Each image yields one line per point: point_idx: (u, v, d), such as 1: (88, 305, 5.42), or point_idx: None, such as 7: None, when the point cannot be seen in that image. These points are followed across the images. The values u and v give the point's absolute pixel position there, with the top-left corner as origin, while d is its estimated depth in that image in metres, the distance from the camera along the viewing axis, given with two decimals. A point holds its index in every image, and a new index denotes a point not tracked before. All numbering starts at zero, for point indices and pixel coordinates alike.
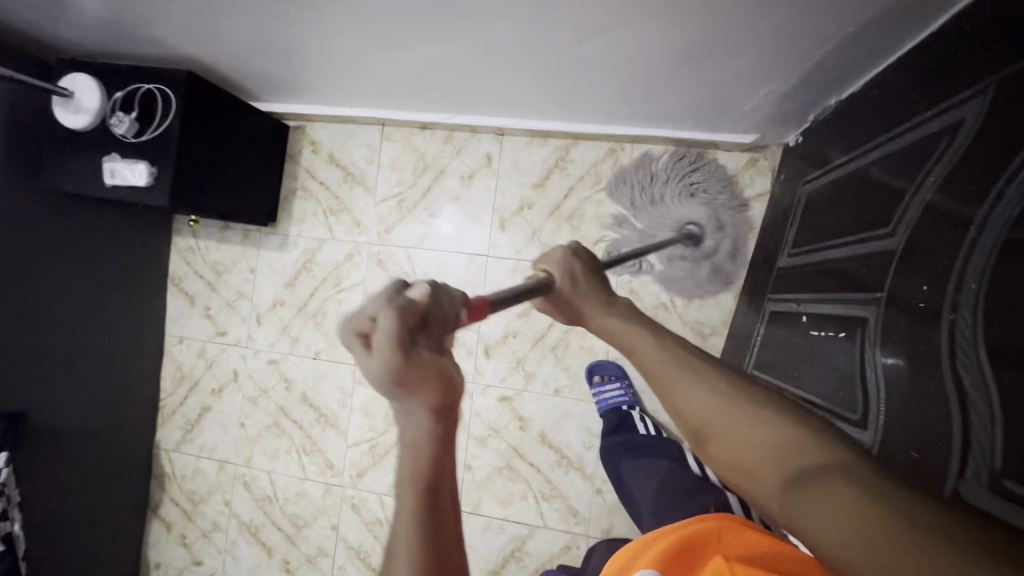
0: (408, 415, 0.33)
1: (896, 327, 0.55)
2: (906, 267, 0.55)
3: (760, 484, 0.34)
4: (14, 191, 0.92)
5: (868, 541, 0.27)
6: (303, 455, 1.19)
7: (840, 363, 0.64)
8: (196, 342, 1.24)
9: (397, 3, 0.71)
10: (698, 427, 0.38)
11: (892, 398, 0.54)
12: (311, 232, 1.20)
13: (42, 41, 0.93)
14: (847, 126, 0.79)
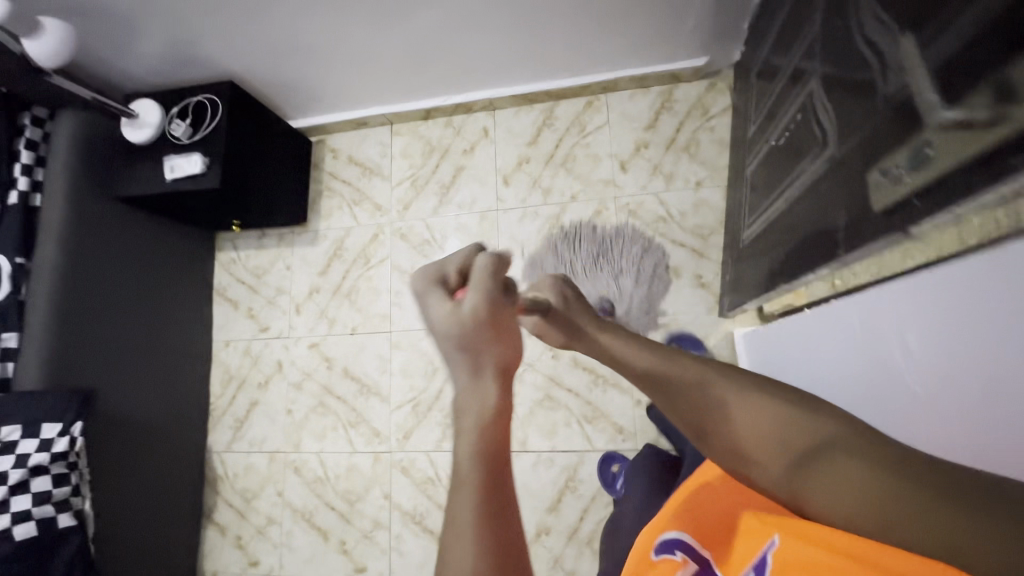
0: (478, 378, 0.36)
1: (827, 64, 0.61)
2: (823, 28, 0.63)
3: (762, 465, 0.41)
4: (91, 199, 1.08)
5: (893, 510, 0.34)
6: (349, 429, 1.23)
7: (800, 141, 0.69)
8: (241, 342, 1.34)
9: None
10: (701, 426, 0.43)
11: (834, 109, 0.58)
12: (338, 223, 1.34)
13: (111, 79, 1.14)
14: (769, 9, 0.91)
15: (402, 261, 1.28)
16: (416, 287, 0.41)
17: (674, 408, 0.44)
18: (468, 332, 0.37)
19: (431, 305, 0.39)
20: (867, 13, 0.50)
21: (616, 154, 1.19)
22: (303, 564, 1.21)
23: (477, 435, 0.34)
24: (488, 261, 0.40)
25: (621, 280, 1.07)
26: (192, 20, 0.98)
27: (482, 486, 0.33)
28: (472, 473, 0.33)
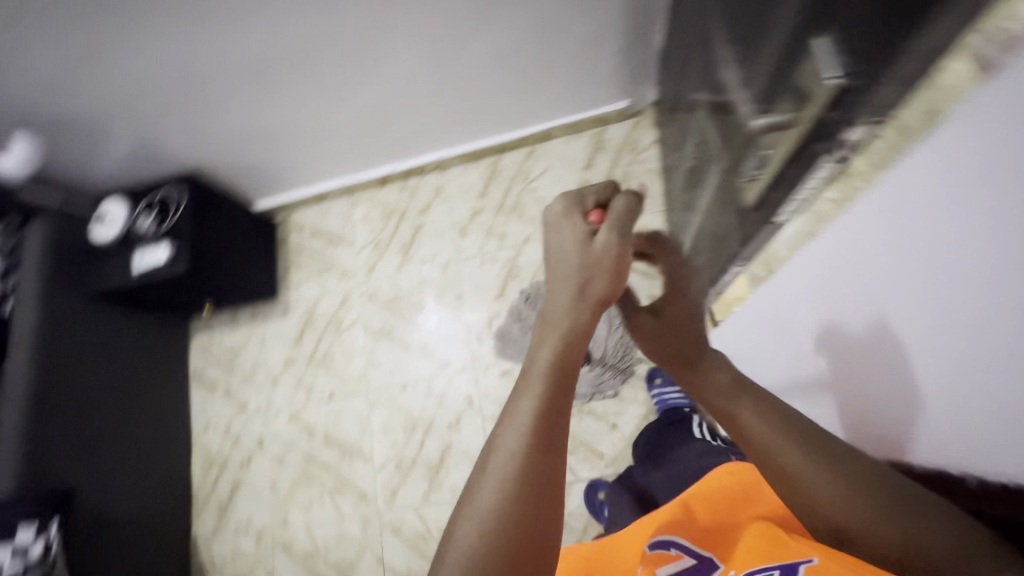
0: (576, 302, 0.44)
1: (707, 92, 0.70)
2: (701, 63, 0.73)
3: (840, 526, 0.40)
4: (64, 299, 1.12)
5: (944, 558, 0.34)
6: (336, 495, 1.22)
7: (702, 160, 0.77)
8: (221, 423, 1.34)
9: (323, 56, 0.97)
10: (761, 443, 0.44)
11: (716, 128, 0.67)
12: (308, 293, 1.38)
13: (81, 185, 1.22)
14: (668, 51, 1.03)
15: (372, 320, 1.32)
16: (556, 206, 0.49)
17: (738, 428, 0.45)
18: (585, 258, 0.45)
19: (563, 226, 0.48)
20: (721, 47, 0.60)
21: (560, 195, 1.28)
22: None
23: (561, 345, 0.43)
24: (626, 202, 0.48)
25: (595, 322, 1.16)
26: (152, 121, 1.06)
27: (539, 413, 0.40)
28: (545, 376, 0.42)
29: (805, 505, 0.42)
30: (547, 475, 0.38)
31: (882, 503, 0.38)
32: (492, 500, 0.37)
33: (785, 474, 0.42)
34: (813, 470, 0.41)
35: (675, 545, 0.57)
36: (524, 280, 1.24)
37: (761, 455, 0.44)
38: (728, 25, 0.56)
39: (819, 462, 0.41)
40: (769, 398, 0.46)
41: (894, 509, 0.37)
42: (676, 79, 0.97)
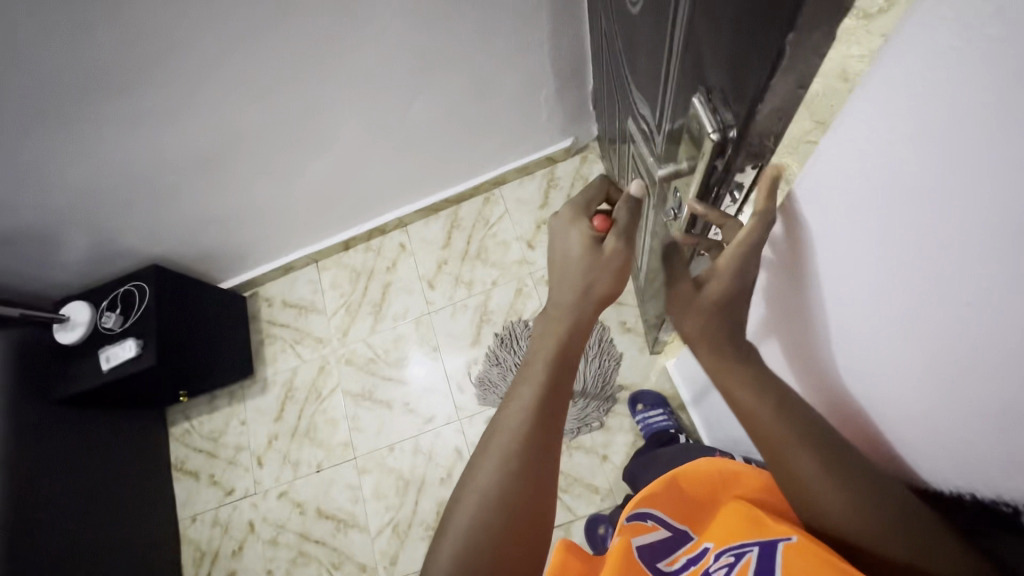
0: (575, 300, 0.50)
1: (633, 134, 0.75)
2: (625, 107, 0.78)
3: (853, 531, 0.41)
4: (30, 410, 1.09)
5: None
6: (334, 572, 1.17)
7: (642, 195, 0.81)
8: (209, 513, 1.30)
9: (268, 135, 1.00)
10: (779, 443, 0.43)
11: (648, 167, 0.71)
12: (284, 367, 1.37)
13: (42, 292, 1.21)
14: (598, 92, 1.09)
15: (352, 385, 1.31)
16: (566, 216, 0.57)
17: (755, 422, 0.45)
18: (590, 263, 0.51)
19: (571, 233, 0.55)
20: (637, 97, 0.64)
21: (521, 236, 1.32)
22: None
23: (562, 338, 0.50)
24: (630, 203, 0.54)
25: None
26: (107, 220, 1.07)
27: (538, 413, 0.45)
28: (543, 367, 0.48)
29: (808, 503, 0.43)
30: (543, 455, 0.44)
31: (896, 522, 0.38)
32: (490, 486, 0.42)
33: (796, 475, 0.43)
34: (832, 477, 0.41)
35: (651, 518, 0.53)
36: (496, 325, 1.26)
37: (772, 451, 0.44)
38: (639, 78, 0.61)
39: (834, 469, 0.41)
40: (784, 390, 0.46)
41: (904, 534, 0.38)
42: (609, 117, 1.02)
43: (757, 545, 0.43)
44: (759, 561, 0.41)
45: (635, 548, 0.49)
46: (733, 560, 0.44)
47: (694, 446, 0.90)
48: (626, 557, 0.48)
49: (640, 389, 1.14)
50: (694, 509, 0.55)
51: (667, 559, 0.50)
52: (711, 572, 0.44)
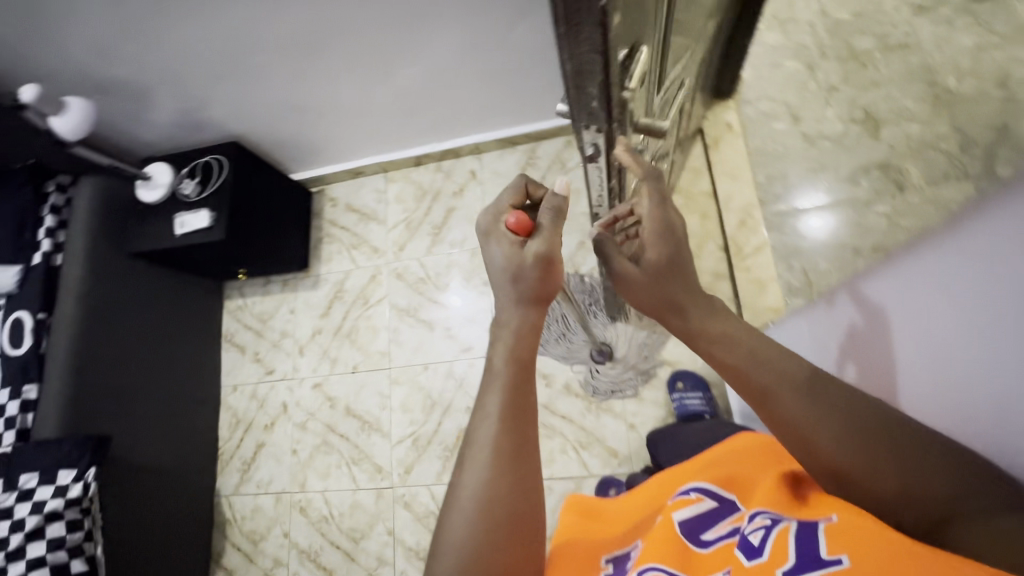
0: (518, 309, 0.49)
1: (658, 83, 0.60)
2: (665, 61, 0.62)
3: (847, 474, 0.41)
4: (108, 257, 1.16)
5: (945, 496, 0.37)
6: (352, 465, 1.25)
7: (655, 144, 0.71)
8: (248, 386, 1.39)
9: (369, 30, 0.96)
10: (765, 387, 0.44)
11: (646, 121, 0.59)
12: (337, 268, 1.40)
13: (129, 147, 1.25)
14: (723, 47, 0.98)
15: (399, 299, 1.34)
16: (482, 223, 0.51)
17: (734, 372, 0.45)
18: (513, 273, 0.48)
19: (491, 246, 0.50)
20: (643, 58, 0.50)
21: None
22: None
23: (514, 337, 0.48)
24: (555, 201, 0.50)
25: (616, 326, 1.14)
26: (200, 86, 1.07)
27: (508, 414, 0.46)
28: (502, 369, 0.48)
29: (801, 447, 0.43)
30: (519, 451, 0.46)
31: (895, 450, 0.39)
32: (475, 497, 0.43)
33: (786, 417, 0.42)
34: (815, 411, 0.42)
35: (694, 492, 0.53)
36: None
37: (755, 394, 0.44)
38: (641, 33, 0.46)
39: (821, 409, 0.41)
40: (756, 335, 0.46)
41: (903, 461, 0.39)
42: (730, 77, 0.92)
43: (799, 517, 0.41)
44: (801, 529, 0.40)
45: (677, 524, 0.49)
46: (769, 523, 0.42)
47: (727, 424, 0.89)
48: (670, 531, 0.48)
49: (681, 368, 1.12)
50: (740, 480, 0.54)
51: (712, 530, 0.48)
52: (744, 533, 0.43)
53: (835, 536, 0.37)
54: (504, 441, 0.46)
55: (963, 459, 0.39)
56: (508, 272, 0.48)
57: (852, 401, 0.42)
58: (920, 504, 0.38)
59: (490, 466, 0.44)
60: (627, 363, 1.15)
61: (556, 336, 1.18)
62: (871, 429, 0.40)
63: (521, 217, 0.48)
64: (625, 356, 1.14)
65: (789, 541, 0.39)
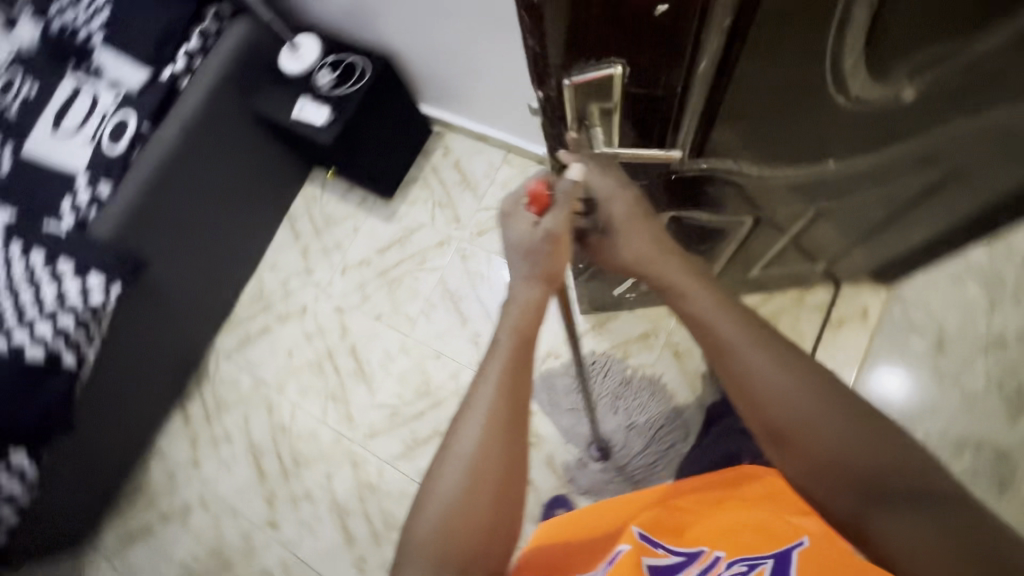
0: (527, 282, 0.55)
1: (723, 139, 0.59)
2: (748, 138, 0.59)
3: (802, 429, 0.50)
4: (228, 101, 1.16)
5: (875, 447, 0.48)
6: (329, 399, 1.27)
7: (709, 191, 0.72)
8: (285, 272, 1.40)
9: None
10: (730, 345, 0.54)
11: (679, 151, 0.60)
12: (415, 215, 1.37)
13: (295, 5, 1.21)
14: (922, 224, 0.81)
15: (451, 279, 1.30)
16: (505, 205, 0.55)
17: (707, 328, 0.55)
18: (528, 249, 0.53)
19: (510, 224, 0.55)
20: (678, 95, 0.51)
21: None
22: (231, 491, 1.25)
23: (518, 311, 0.54)
24: (570, 186, 0.54)
25: (630, 432, 1.08)
26: None
27: (505, 382, 0.51)
28: (507, 344, 0.53)
29: (751, 404, 0.52)
30: (509, 422, 0.50)
31: (831, 405, 0.50)
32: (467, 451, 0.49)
33: (745, 377, 0.52)
34: (770, 369, 0.52)
35: (661, 546, 0.54)
36: (602, 342, 1.15)
37: (720, 352, 0.54)
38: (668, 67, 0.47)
39: (769, 371, 0.52)
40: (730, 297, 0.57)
41: (835, 412, 0.49)
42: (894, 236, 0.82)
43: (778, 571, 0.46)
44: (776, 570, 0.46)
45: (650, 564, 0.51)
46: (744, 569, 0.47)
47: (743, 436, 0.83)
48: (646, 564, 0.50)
49: None
50: (681, 526, 0.57)
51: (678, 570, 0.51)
52: None
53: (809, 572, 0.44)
54: (500, 401, 0.50)
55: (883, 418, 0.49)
56: (524, 248, 0.54)
57: (795, 359, 0.52)
58: (853, 455, 0.48)
59: (490, 420, 0.50)
60: (620, 475, 1.07)
61: (568, 409, 1.12)
62: (811, 387, 0.51)
63: (539, 189, 0.53)
64: (621, 467, 1.07)
65: None
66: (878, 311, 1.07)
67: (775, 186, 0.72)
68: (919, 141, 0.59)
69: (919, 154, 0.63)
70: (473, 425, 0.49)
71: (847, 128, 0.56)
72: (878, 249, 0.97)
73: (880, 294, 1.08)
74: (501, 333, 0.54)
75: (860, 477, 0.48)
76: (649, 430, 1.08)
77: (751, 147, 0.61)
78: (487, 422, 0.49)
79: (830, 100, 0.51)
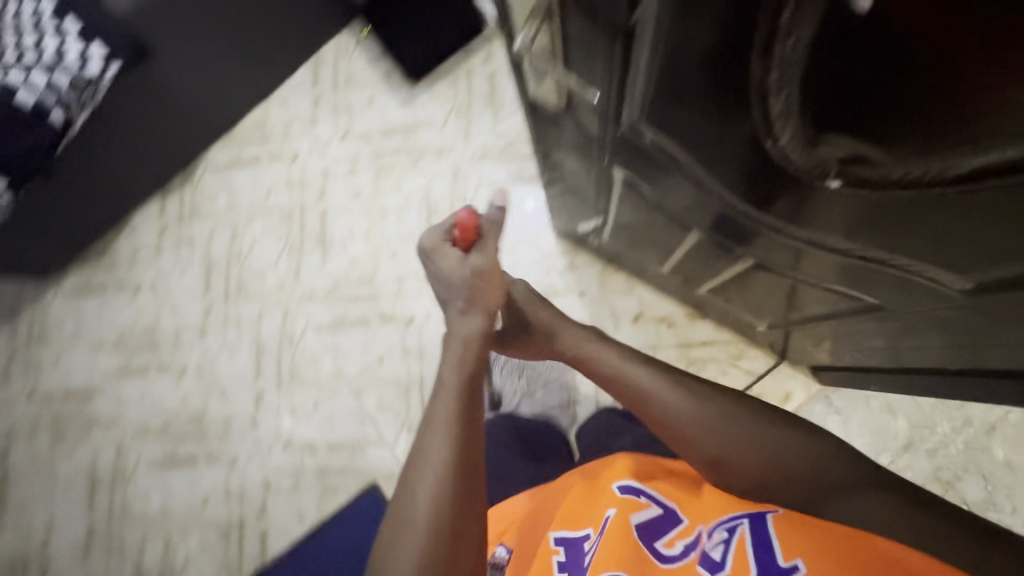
0: (468, 320, 0.67)
1: (678, 118, 0.57)
2: (699, 131, 0.57)
3: (728, 455, 0.65)
4: None
5: (777, 441, 0.64)
6: (286, 250, 1.32)
7: (681, 190, 0.71)
8: (291, 112, 1.38)
9: None
10: (647, 391, 0.70)
11: (647, 110, 0.60)
12: (431, 110, 1.32)
13: None
14: (873, 321, 0.77)
15: (436, 189, 1.30)
16: (430, 241, 0.69)
17: (631, 384, 0.72)
18: (472, 279, 0.66)
19: (440, 255, 0.67)
20: (644, 42, 0.51)
21: (642, 307, 1.17)
22: (177, 290, 1.35)
23: (461, 351, 0.65)
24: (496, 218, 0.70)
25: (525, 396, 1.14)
26: None
27: (461, 425, 0.59)
28: (456, 393, 0.61)
29: (685, 440, 0.67)
30: (471, 446, 0.58)
31: (737, 417, 0.66)
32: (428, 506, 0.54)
33: (674, 420, 0.67)
34: (669, 396, 0.69)
35: (643, 497, 0.66)
36: None
37: (643, 400, 0.70)
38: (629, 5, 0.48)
39: (687, 406, 0.68)
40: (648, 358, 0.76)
41: (745, 427, 0.65)
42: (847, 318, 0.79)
43: (748, 522, 0.57)
44: (756, 538, 0.55)
45: (636, 527, 0.61)
46: (727, 536, 0.57)
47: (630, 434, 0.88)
48: (629, 533, 0.60)
49: None
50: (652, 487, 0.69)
51: (663, 540, 0.60)
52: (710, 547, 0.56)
53: (793, 539, 0.53)
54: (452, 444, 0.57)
55: (776, 411, 0.67)
56: (462, 278, 0.66)
57: (699, 389, 0.69)
58: (771, 455, 0.63)
59: (450, 431, 0.58)
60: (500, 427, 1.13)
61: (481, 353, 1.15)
62: (721, 414, 0.67)
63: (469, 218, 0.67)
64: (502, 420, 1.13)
65: (746, 556, 0.54)
66: (798, 400, 1.08)
67: (765, 187, 0.60)
68: (900, 154, 0.45)
69: (912, 189, 0.48)
70: (440, 439, 0.57)
71: (804, 101, 0.46)
72: (856, 337, 0.84)
73: (809, 389, 1.08)
74: (450, 377, 0.63)
75: (786, 474, 0.62)
76: (542, 403, 1.14)
77: (709, 108, 0.53)
78: (448, 462, 0.56)
79: (760, 58, 0.44)
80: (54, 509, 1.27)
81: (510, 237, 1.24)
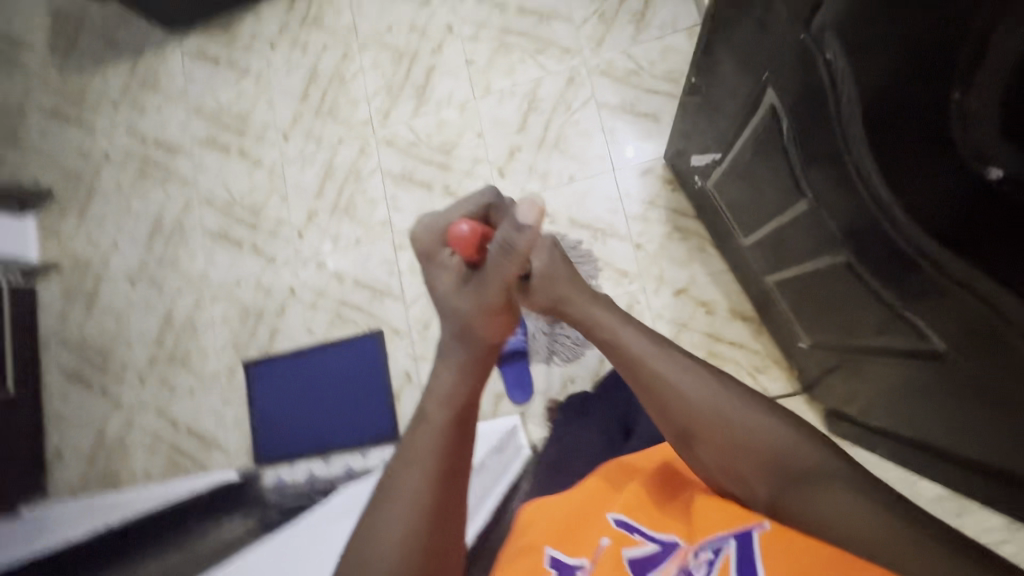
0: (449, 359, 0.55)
1: (867, 37, 0.50)
2: (876, 61, 0.50)
3: (702, 434, 0.56)
4: None
5: (778, 438, 0.53)
6: (385, 89, 1.33)
7: (817, 150, 0.64)
8: None
9: None
10: (636, 353, 0.61)
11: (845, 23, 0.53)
12: (573, 6, 1.26)
13: None
14: (927, 397, 0.67)
15: (546, 86, 1.25)
16: (421, 243, 0.58)
17: (621, 345, 0.62)
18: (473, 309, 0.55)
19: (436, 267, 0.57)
20: None
21: (690, 284, 1.13)
22: (278, 87, 1.40)
23: (449, 361, 0.55)
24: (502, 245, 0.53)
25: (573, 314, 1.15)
26: None
27: (439, 444, 0.50)
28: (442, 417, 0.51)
29: (662, 400, 0.58)
30: (452, 462, 0.50)
31: (732, 401, 0.56)
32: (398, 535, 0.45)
33: (661, 383, 0.59)
34: (677, 375, 0.58)
35: (638, 530, 0.53)
36: (591, 243, 1.17)
37: (630, 363, 0.61)
38: None
39: (679, 374, 0.58)
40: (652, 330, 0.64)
41: (739, 412, 0.55)
42: (908, 385, 0.69)
43: (737, 542, 0.46)
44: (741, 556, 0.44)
45: (628, 559, 0.50)
46: (712, 555, 0.45)
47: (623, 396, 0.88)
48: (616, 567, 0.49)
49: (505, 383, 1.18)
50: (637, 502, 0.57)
51: (661, 568, 0.49)
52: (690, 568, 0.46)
53: (777, 556, 0.42)
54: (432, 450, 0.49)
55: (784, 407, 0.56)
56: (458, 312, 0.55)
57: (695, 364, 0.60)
58: (761, 444, 0.53)
59: (427, 468, 0.48)
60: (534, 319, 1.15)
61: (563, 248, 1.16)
62: (719, 388, 0.57)
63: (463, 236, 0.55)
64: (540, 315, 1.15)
65: (732, 572, 0.43)
66: None
67: (891, 168, 0.52)
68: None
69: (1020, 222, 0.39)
70: (416, 477, 0.47)
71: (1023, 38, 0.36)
72: (904, 406, 0.73)
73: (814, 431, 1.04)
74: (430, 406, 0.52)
75: (781, 469, 0.51)
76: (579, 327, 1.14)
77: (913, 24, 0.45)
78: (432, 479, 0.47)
79: None
80: (121, 234, 1.44)
81: (596, 163, 1.20)
